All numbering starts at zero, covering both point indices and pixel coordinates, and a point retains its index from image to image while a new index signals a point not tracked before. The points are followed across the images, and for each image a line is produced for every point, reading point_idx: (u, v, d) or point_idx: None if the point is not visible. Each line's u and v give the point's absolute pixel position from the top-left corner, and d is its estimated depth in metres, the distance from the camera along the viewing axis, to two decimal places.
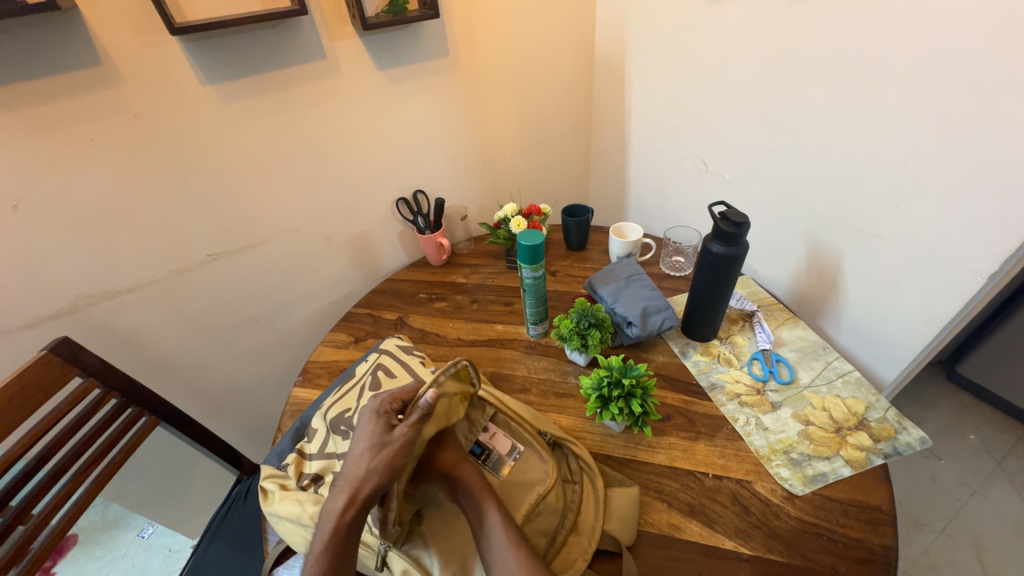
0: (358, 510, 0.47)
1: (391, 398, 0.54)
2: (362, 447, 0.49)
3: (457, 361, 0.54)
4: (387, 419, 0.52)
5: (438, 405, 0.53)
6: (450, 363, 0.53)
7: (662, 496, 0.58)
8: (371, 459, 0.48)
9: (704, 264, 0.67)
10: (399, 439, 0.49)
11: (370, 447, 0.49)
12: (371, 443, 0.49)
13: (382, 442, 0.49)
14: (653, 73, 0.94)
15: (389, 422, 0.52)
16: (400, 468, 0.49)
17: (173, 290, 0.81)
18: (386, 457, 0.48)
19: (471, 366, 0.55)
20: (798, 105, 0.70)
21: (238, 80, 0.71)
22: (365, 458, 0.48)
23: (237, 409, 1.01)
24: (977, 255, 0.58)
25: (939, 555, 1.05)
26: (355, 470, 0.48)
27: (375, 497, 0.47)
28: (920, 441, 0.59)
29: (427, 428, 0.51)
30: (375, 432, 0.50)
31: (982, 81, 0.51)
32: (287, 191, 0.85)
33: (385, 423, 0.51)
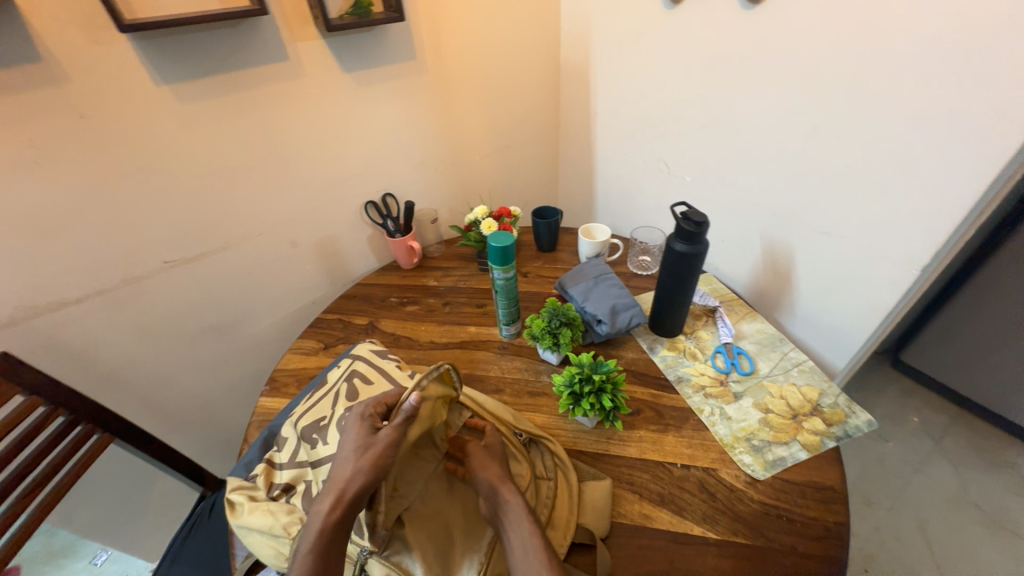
0: (343, 512, 0.45)
1: (375, 402, 0.54)
2: (347, 450, 0.49)
3: (440, 363, 0.54)
4: (371, 422, 0.51)
5: (423, 408, 0.52)
6: (433, 366, 0.53)
7: (633, 488, 0.60)
8: (357, 460, 0.47)
9: (669, 263, 0.70)
10: (384, 439, 0.49)
11: (355, 449, 0.48)
12: (356, 445, 0.49)
13: (367, 444, 0.49)
14: (618, 78, 0.97)
15: (374, 425, 0.51)
16: (386, 468, 0.48)
17: (127, 300, 0.77)
18: (372, 457, 0.47)
19: (453, 369, 0.56)
20: (753, 111, 0.74)
21: (196, 80, 0.69)
22: (351, 460, 0.47)
23: (199, 424, 0.97)
24: (912, 249, 0.63)
25: (888, 530, 1.12)
26: (341, 472, 0.47)
27: (362, 498, 0.46)
28: (868, 423, 0.64)
29: (412, 431, 0.51)
30: (361, 433, 0.50)
31: (912, 89, 0.55)
32: (249, 195, 0.83)
33: (370, 425, 0.51)
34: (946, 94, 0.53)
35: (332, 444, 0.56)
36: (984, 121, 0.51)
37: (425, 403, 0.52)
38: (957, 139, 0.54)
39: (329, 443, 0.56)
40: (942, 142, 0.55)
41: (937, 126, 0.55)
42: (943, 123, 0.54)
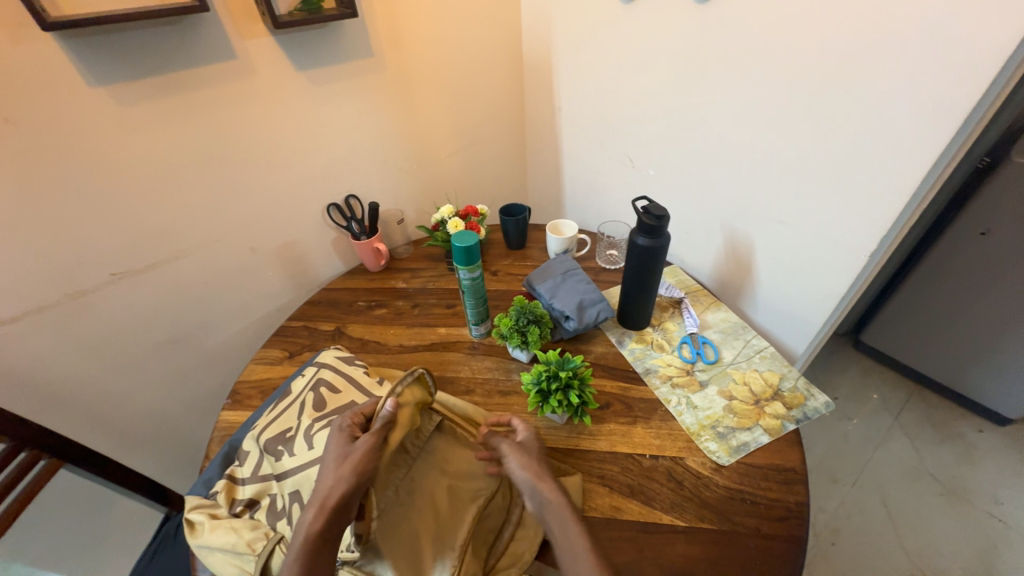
0: (326, 520, 0.44)
1: (354, 413, 0.52)
2: (328, 461, 0.47)
3: (416, 369, 0.55)
4: (351, 432, 0.50)
5: (401, 414, 0.51)
6: (407, 372, 0.54)
7: (603, 481, 0.60)
8: (338, 468, 0.46)
9: (633, 257, 0.71)
10: (363, 446, 0.48)
11: (335, 458, 0.47)
12: (335, 455, 0.47)
13: (346, 452, 0.47)
14: (580, 73, 0.97)
15: (353, 435, 0.50)
16: (368, 475, 0.46)
17: (72, 316, 0.72)
18: (352, 464, 0.46)
19: (429, 373, 0.56)
20: (709, 104, 0.76)
21: (135, 81, 0.65)
22: (332, 468, 0.46)
23: (160, 441, 0.92)
24: (863, 235, 0.65)
25: (852, 505, 1.18)
26: (323, 482, 0.45)
27: (347, 505, 0.44)
28: (825, 405, 0.66)
29: (393, 437, 0.50)
30: (340, 443, 0.48)
31: (855, 80, 0.58)
32: (202, 201, 0.79)
33: (350, 434, 0.49)
34: (886, 84, 0.55)
35: (297, 455, 0.54)
36: (920, 110, 0.53)
37: (402, 410, 0.52)
38: (898, 128, 0.56)
39: (295, 455, 0.54)
40: (885, 131, 0.57)
41: (879, 116, 0.57)
42: (884, 113, 0.56)
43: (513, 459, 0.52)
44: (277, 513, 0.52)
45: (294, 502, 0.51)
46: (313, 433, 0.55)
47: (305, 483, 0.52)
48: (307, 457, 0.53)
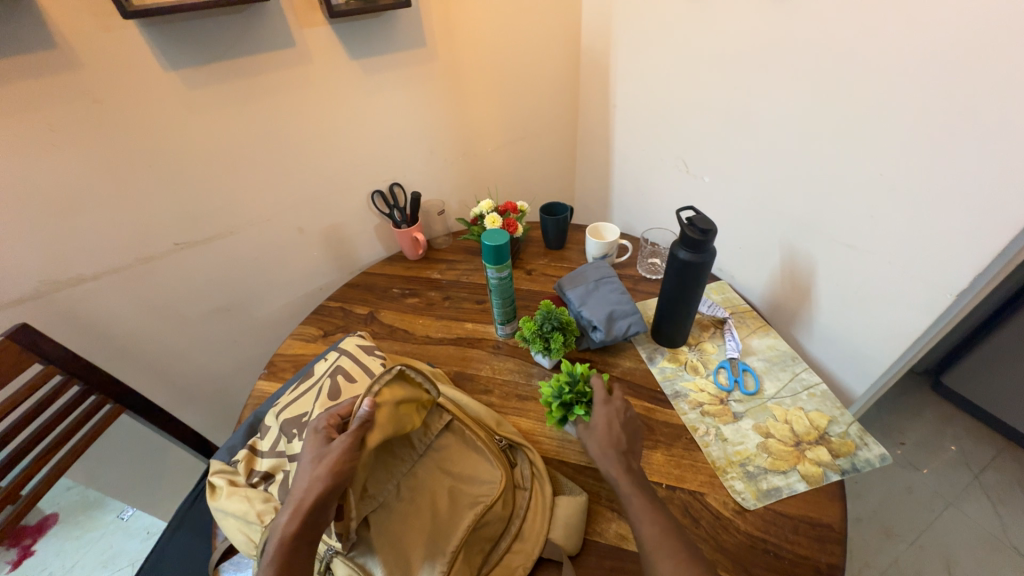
0: (302, 520, 0.44)
1: (331, 414, 0.52)
2: (304, 462, 0.47)
3: (394, 366, 0.53)
4: (326, 433, 0.50)
5: (379, 413, 0.50)
6: (385, 369, 0.52)
7: (612, 505, 0.57)
8: (313, 468, 0.46)
9: (672, 271, 0.66)
10: (339, 446, 0.47)
11: (311, 459, 0.47)
12: (312, 455, 0.47)
13: (322, 453, 0.47)
14: (638, 69, 0.91)
15: (330, 435, 0.50)
16: (346, 475, 0.46)
17: (140, 278, 0.80)
18: (327, 464, 0.46)
19: (410, 368, 0.54)
20: (776, 109, 0.68)
21: (203, 67, 0.69)
22: (308, 469, 0.46)
23: (209, 399, 1.01)
24: (950, 270, 0.56)
25: (908, 566, 1.05)
26: (300, 483, 0.46)
27: (321, 505, 0.44)
28: (880, 458, 0.58)
29: (372, 437, 0.48)
30: (315, 445, 0.48)
31: (958, 89, 0.49)
32: (258, 182, 0.84)
33: (326, 436, 0.49)
34: (996, 96, 0.46)
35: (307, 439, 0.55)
36: None
37: (380, 409, 0.50)
38: (1008, 151, 0.47)
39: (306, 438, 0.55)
40: (993, 153, 0.48)
41: (983, 133, 0.48)
42: (988, 131, 0.48)
43: (589, 441, 0.53)
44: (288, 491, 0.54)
45: None
46: None
47: None
48: None
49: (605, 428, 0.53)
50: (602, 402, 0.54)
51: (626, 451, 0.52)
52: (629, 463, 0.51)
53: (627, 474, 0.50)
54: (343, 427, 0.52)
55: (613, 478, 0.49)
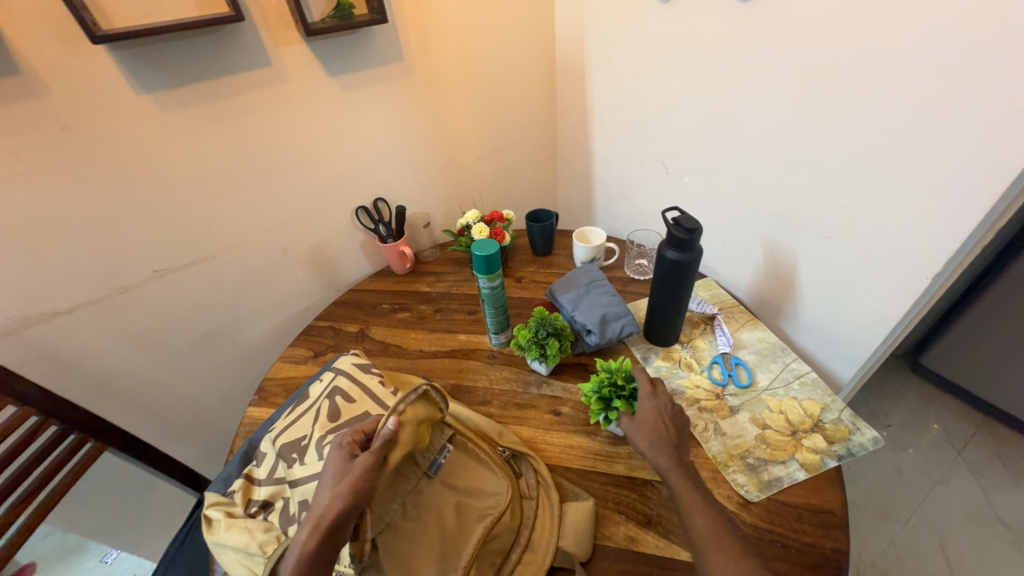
0: (320, 539, 0.43)
1: (354, 431, 0.51)
2: (326, 479, 0.46)
3: (420, 386, 0.51)
4: (350, 450, 0.49)
5: (403, 432, 0.49)
6: (411, 389, 0.51)
7: (619, 507, 0.57)
8: (335, 485, 0.45)
9: (661, 270, 0.67)
10: (361, 465, 0.46)
11: (333, 475, 0.46)
12: (333, 472, 0.46)
13: (344, 470, 0.46)
14: (613, 75, 0.93)
15: (353, 452, 0.49)
16: (365, 494, 0.45)
17: (120, 310, 0.77)
18: (349, 483, 0.45)
19: (433, 389, 0.53)
20: (750, 109, 0.71)
21: (177, 89, 0.68)
22: (329, 486, 0.45)
23: (197, 430, 0.97)
24: (924, 257, 0.58)
25: (904, 546, 1.07)
26: (321, 498, 0.45)
27: (340, 524, 0.44)
28: (873, 441, 0.60)
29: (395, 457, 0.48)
30: (339, 460, 0.47)
31: (919, 84, 0.52)
32: (239, 203, 0.82)
33: (349, 452, 0.48)
34: (957, 86, 0.49)
35: (308, 465, 0.54)
36: (1001, 114, 0.47)
37: (404, 428, 0.49)
38: (971, 139, 0.50)
39: (306, 464, 0.54)
40: (956, 141, 0.51)
41: (949, 125, 0.51)
42: (951, 121, 0.50)
43: (636, 434, 0.54)
44: (289, 517, 0.52)
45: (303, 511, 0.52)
46: (326, 445, 0.55)
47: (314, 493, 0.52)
48: (319, 467, 0.53)
49: (649, 412, 0.55)
50: (649, 395, 0.56)
51: (675, 444, 0.52)
52: (683, 459, 0.52)
53: (678, 465, 0.51)
54: (365, 444, 0.51)
55: (665, 468, 0.51)
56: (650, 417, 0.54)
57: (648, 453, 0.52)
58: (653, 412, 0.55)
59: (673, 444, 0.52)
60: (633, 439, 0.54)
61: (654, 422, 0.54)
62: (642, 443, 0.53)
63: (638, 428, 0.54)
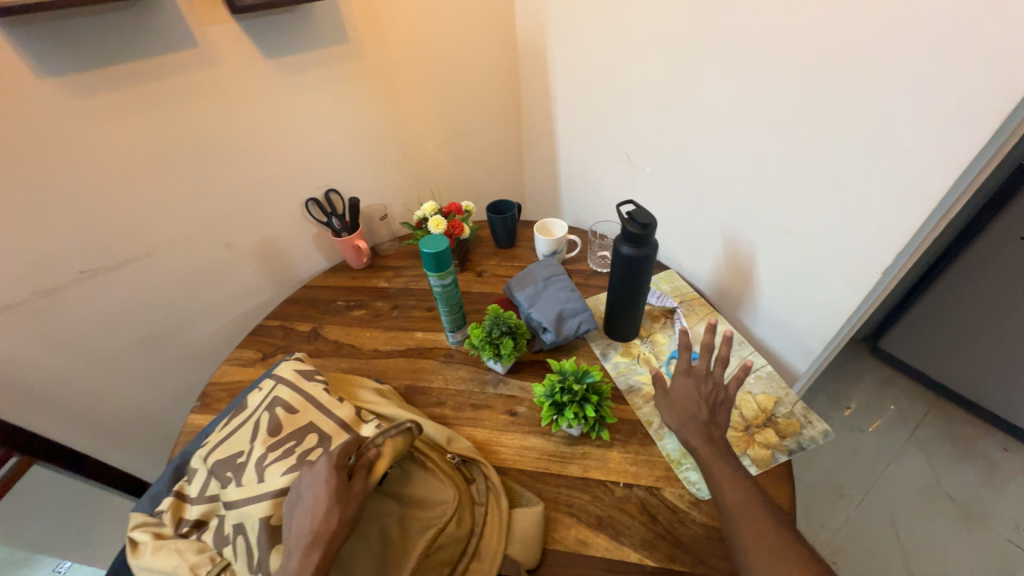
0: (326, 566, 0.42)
1: (344, 449, 0.49)
2: (322, 503, 0.44)
3: (405, 423, 0.53)
4: (345, 472, 0.47)
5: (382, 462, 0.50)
6: (398, 424, 0.52)
7: (571, 510, 0.56)
8: (342, 511, 0.44)
9: (618, 266, 0.65)
10: (360, 493, 0.46)
11: (334, 501, 0.45)
12: (332, 498, 0.45)
13: (344, 497, 0.45)
14: (575, 59, 0.89)
15: (347, 475, 0.47)
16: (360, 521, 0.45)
17: (42, 314, 0.71)
18: (353, 511, 0.45)
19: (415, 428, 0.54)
20: (710, 97, 0.68)
21: (88, 72, 0.61)
22: (335, 512, 0.44)
23: (144, 436, 0.92)
24: (875, 250, 0.57)
25: (858, 524, 1.11)
26: (324, 524, 0.43)
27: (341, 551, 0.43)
28: (822, 435, 0.61)
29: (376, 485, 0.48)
30: (336, 485, 0.46)
31: (871, 72, 0.50)
32: (172, 196, 0.76)
33: (344, 474, 0.47)
34: (905, 76, 0.47)
35: (244, 486, 0.50)
36: (949, 103, 0.45)
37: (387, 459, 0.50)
38: (923, 130, 0.48)
39: (242, 485, 0.50)
40: (908, 133, 0.49)
41: (895, 116, 0.50)
42: (904, 111, 0.49)
43: (666, 409, 0.57)
44: (224, 538, 0.49)
45: (239, 534, 0.48)
46: (264, 464, 0.51)
47: (249, 515, 0.48)
48: (255, 489, 0.50)
49: (685, 388, 0.57)
50: (683, 373, 0.58)
51: (706, 420, 0.54)
52: (711, 432, 0.53)
53: (707, 442, 0.52)
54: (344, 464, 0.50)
55: (692, 444, 0.53)
56: (687, 393, 0.57)
57: (677, 428, 0.54)
58: (687, 387, 0.57)
59: (709, 423, 0.54)
60: (666, 417, 0.56)
61: (688, 395, 0.56)
62: (671, 420, 0.55)
63: (674, 406, 0.56)
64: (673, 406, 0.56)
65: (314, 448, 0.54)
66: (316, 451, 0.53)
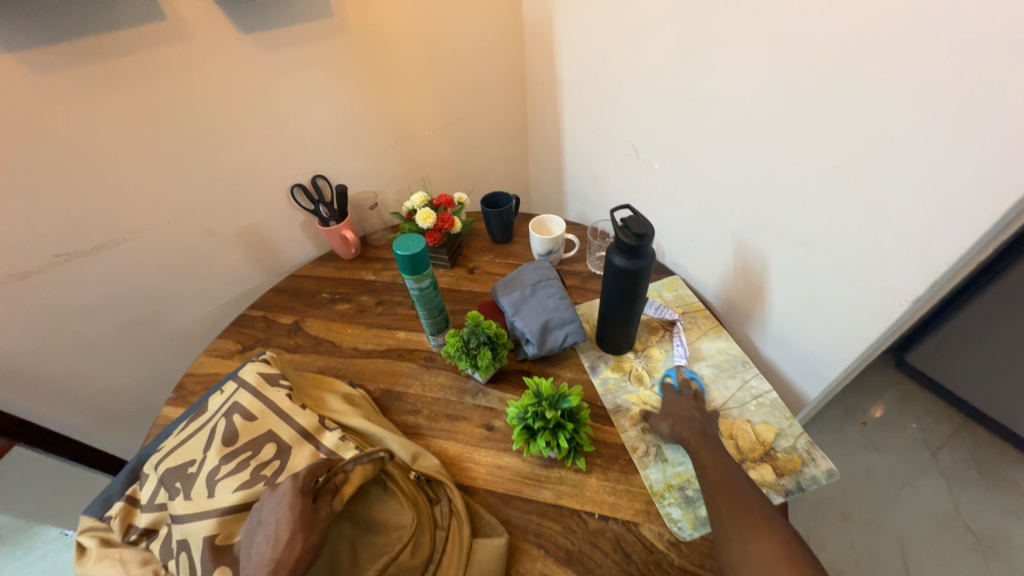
0: None
1: (313, 470, 0.47)
2: (286, 527, 0.42)
3: (376, 453, 0.51)
4: (312, 496, 0.45)
5: (351, 483, 0.48)
6: (375, 450, 0.51)
7: (539, 541, 0.52)
8: (308, 536, 0.41)
9: (609, 278, 0.59)
10: (326, 518, 0.44)
11: (298, 526, 0.42)
12: (296, 523, 0.42)
13: (309, 522, 0.43)
14: (581, 39, 0.82)
15: (314, 500, 0.45)
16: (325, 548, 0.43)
17: (19, 298, 0.69)
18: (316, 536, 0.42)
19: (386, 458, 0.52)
20: (723, 90, 0.61)
21: (49, 46, 0.57)
22: (300, 537, 0.41)
23: (130, 418, 0.92)
24: (903, 276, 0.50)
25: (864, 548, 1.05)
26: (288, 550, 0.40)
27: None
28: (826, 475, 0.55)
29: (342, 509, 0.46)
30: (303, 509, 0.43)
31: (907, 68, 0.42)
32: (149, 179, 0.73)
33: (311, 498, 0.45)
34: (949, 74, 0.39)
35: (192, 500, 0.48)
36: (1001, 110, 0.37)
37: (354, 483, 0.48)
38: (969, 141, 0.40)
39: (190, 499, 0.48)
40: (952, 143, 0.41)
41: (933, 123, 0.42)
42: (951, 115, 0.40)
43: (662, 420, 0.59)
44: (168, 551, 0.47)
45: (182, 551, 0.46)
46: (215, 478, 0.49)
47: (193, 532, 0.46)
48: (201, 505, 0.47)
49: (678, 399, 0.61)
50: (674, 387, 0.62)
51: (699, 423, 0.57)
52: (705, 432, 0.55)
53: (697, 434, 0.55)
54: None
55: (684, 438, 0.55)
56: (681, 401, 0.60)
57: (671, 432, 0.56)
58: (680, 398, 0.61)
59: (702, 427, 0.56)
60: (660, 427, 0.58)
61: (682, 402, 0.60)
62: (666, 427, 0.57)
63: (669, 416, 0.58)
64: (670, 417, 0.58)
65: (269, 461, 0.51)
66: (271, 465, 0.50)
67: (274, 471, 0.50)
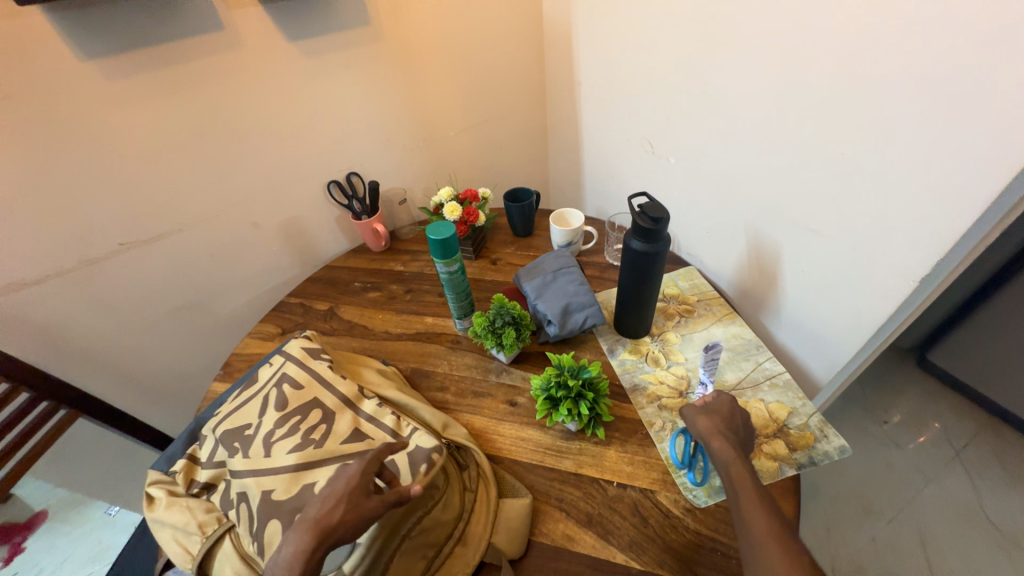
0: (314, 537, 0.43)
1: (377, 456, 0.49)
2: (337, 492, 0.46)
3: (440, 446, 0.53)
4: (367, 480, 0.47)
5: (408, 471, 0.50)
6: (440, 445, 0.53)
7: (561, 505, 0.55)
8: (346, 511, 0.44)
9: (628, 262, 0.63)
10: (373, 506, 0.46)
11: (346, 501, 0.45)
12: (345, 499, 0.45)
13: (354, 501, 0.45)
14: (599, 43, 0.86)
15: (369, 484, 0.47)
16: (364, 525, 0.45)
17: (84, 282, 0.76)
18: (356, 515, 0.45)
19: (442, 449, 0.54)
20: (736, 88, 0.64)
21: (124, 56, 0.65)
22: (340, 508, 0.45)
23: (177, 397, 0.98)
24: (908, 256, 0.52)
25: (885, 542, 1.04)
26: (326, 513, 0.44)
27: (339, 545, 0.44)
28: (838, 450, 0.57)
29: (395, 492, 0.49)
30: (356, 490, 0.46)
31: (908, 60, 0.45)
32: (202, 175, 0.80)
33: (365, 482, 0.47)
34: (947, 64, 0.42)
35: (250, 458, 0.53)
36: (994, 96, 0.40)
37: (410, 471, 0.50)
38: (970, 123, 0.42)
39: (248, 457, 0.53)
40: (951, 129, 0.44)
41: (933, 109, 0.45)
42: (956, 101, 0.43)
43: (695, 420, 0.55)
44: (228, 502, 0.52)
45: (242, 502, 0.51)
46: (270, 439, 0.54)
47: (251, 483, 0.51)
48: (258, 463, 0.52)
49: (725, 406, 0.57)
50: (725, 396, 0.58)
51: (738, 438, 0.54)
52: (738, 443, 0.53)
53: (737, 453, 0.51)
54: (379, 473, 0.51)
55: (722, 453, 0.51)
56: (728, 409, 0.56)
57: (709, 433, 0.53)
58: (728, 405, 0.57)
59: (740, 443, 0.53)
60: (698, 422, 0.55)
61: (728, 410, 0.56)
62: (703, 424, 0.54)
63: (711, 420, 0.55)
64: (713, 418, 0.55)
65: (316, 425, 0.55)
66: (318, 429, 0.55)
67: (321, 435, 0.54)
